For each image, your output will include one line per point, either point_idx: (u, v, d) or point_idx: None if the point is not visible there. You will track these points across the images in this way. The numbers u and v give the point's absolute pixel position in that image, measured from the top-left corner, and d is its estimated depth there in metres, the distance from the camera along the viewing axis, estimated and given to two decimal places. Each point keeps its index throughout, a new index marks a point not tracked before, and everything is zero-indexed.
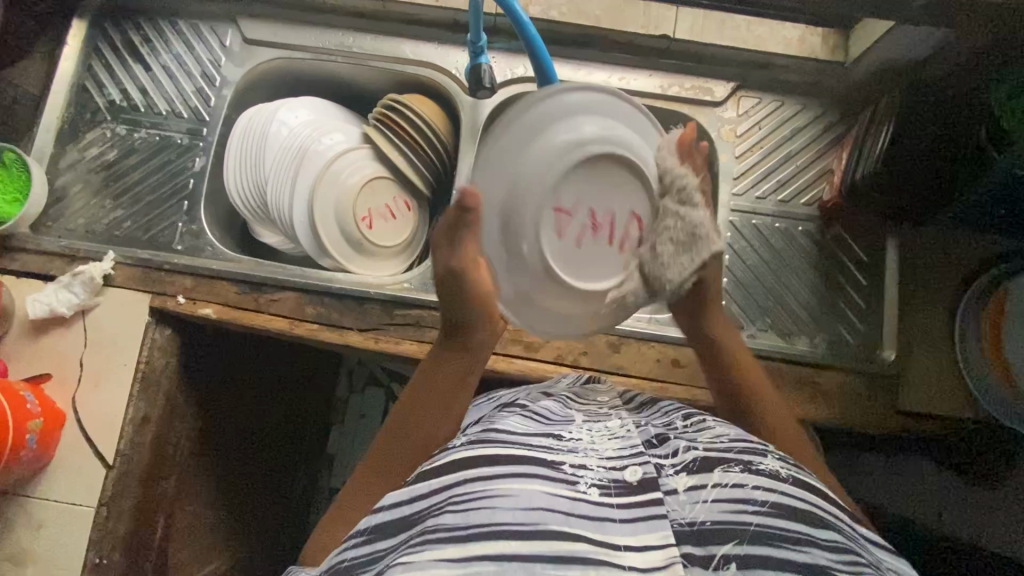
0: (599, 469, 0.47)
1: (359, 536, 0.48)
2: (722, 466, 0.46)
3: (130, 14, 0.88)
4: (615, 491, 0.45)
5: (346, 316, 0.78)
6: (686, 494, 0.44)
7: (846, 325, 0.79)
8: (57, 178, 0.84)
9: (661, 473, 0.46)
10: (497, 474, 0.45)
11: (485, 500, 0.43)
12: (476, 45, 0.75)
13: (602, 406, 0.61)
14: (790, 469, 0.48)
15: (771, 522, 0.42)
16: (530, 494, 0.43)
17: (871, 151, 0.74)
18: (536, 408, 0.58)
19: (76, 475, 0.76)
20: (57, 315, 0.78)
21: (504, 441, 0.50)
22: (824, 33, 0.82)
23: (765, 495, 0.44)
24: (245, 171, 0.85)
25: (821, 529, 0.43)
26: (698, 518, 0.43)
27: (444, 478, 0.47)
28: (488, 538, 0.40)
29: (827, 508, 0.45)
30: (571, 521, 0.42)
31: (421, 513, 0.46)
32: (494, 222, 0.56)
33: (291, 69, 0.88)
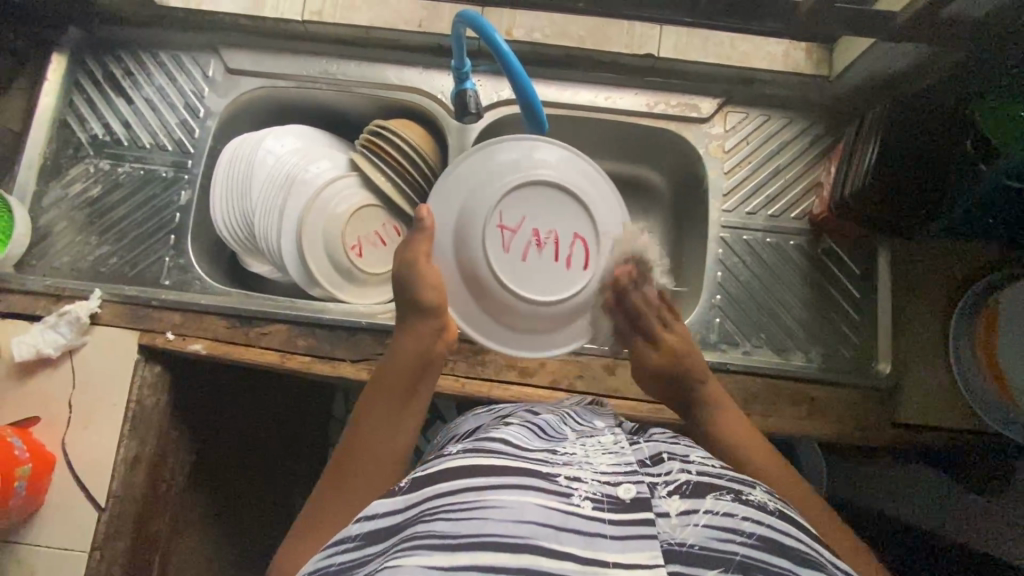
0: (593, 482, 0.45)
1: (349, 541, 0.46)
2: (714, 492, 0.45)
3: (110, 47, 0.88)
4: (608, 505, 0.43)
5: (338, 347, 0.77)
6: (678, 517, 0.43)
7: (840, 338, 0.79)
8: (41, 216, 0.83)
9: (654, 494, 0.45)
10: (493, 483, 0.43)
11: (478, 510, 0.41)
12: (460, 71, 0.75)
13: (596, 429, 0.58)
14: (778, 503, 0.47)
15: (757, 555, 0.41)
16: (523, 508, 0.41)
17: (861, 163, 0.73)
18: (530, 423, 0.56)
19: (68, 519, 0.74)
20: (44, 356, 0.76)
21: (499, 452, 0.47)
22: (807, 48, 0.83)
23: (754, 528, 0.43)
24: (231, 202, 0.84)
25: (804, 567, 0.42)
26: (688, 541, 0.42)
27: (437, 486, 0.44)
28: (477, 548, 0.39)
29: (811, 548, 0.44)
30: (561, 536, 0.40)
31: (410, 517, 0.44)
32: (446, 234, 0.66)
33: (275, 97, 0.88)
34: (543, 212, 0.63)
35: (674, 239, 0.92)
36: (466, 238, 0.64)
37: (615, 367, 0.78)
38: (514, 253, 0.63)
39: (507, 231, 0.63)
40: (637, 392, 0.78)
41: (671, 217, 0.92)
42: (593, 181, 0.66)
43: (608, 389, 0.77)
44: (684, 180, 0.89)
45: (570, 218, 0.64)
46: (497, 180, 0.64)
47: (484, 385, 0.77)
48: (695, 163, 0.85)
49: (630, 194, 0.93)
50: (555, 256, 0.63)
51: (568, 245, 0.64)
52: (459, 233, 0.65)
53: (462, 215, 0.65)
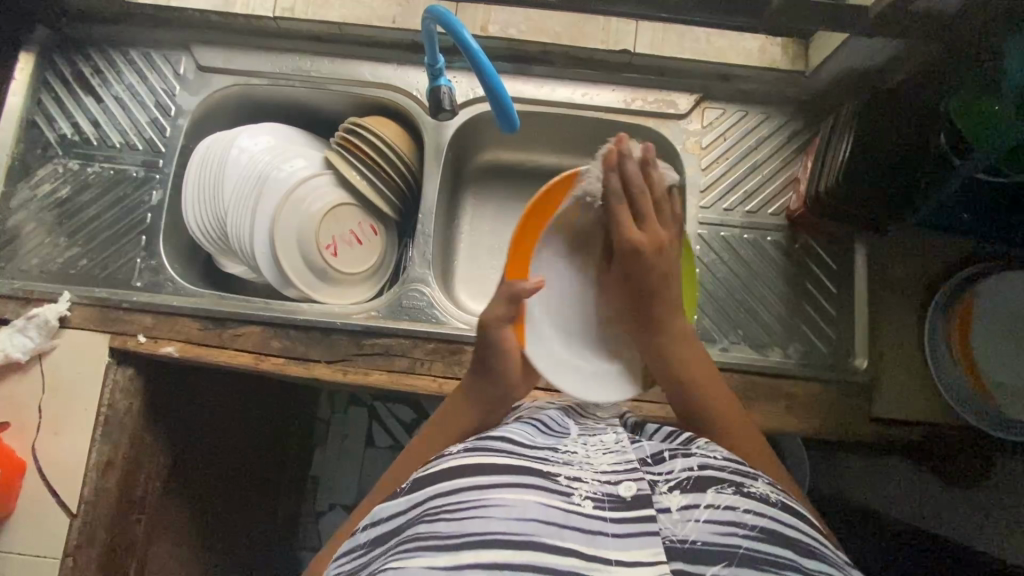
0: (593, 482, 0.45)
1: (358, 547, 0.47)
2: (715, 486, 0.46)
3: (78, 45, 0.86)
4: (609, 504, 0.44)
5: (313, 348, 0.76)
6: (680, 512, 0.44)
7: (817, 334, 0.79)
8: (9, 217, 0.82)
9: (655, 490, 0.46)
10: (493, 481, 0.44)
11: (479, 508, 0.42)
12: (434, 68, 0.74)
13: (599, 422, 0.59)
14: (778, 493, 0.48)
15: (759, 548, 0.43)
16: (526, 505, 0.43)
17: (835, 159, 0.72)
18: (535, 418, 0.56)
19: (39, 526, 0.73)
20: (11, 360, 0.75)
21: (502, 450, 0.47)
22: (784, 43, 0.82)
23: (755, 520, 0.44)
24: (202, 203, 0.82)
25: (804, 556, 0.43)
26: (690, 537, 0.43)
27: (439, 487, 0.45)
28: (480, 546, 0.40)
29: (810, 533, 0.46)
30: (564, 534, 0.42)
31: (412, 518, 0.45)
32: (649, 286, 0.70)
33: (248, 95, 0.86)
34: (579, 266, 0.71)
35: None
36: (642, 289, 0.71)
37: None
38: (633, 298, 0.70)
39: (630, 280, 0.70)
40: None
41: None
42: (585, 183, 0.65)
43: None
44: None
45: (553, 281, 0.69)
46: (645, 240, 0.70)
47: None
48: (673, 159, 0.85)
49: None
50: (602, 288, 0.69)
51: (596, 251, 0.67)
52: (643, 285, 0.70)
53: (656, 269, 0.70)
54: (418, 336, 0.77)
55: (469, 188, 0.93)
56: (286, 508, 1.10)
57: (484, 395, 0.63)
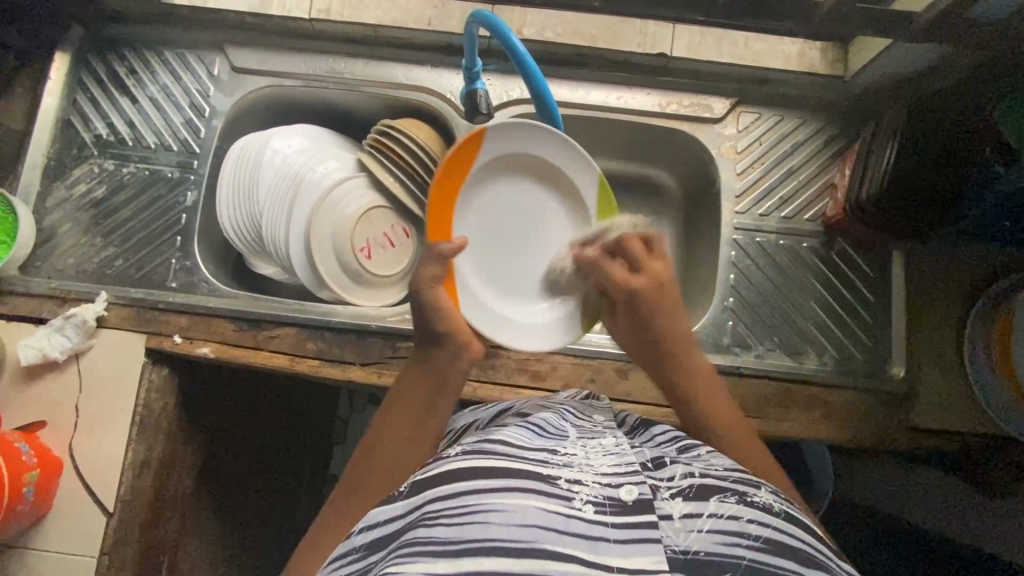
0: (594, 485, 0.45)
1: (354, 553, 0.46)
2: (718, 495, 0.45)
3: (114, 45, 0.86)
4: (610, 508, 0.43)
5: (348, 350, 0.76)
6: (681, 520, 0.43)
7: (853, 341, 0.78)
8: (46, 217, 0.82)
9: (656, 496, 0.44)
10: (496, 485, 0.43)
11: (480, 512, 0.41)
12: (471, 71, 0.74)
13: (596, 426, 0.57)
14: (784, 505, 0.47)
15: (763, 559, 0.41)
16: (526, 510, 0.41)
17: (878, 165, 0.71)
18: (530, 421, 0.55)
19: (75, 525, 0.74)
20: (49, 359, 0.75)
21: (499, 452, 0.47)
22: (823, 47, 0.81)
23: (759, 530, 0.43)
24: (237, 203, 0.82)
25: (811, 570, 0.42)
26: (692, 547, 0.41)
27: (441, 489, 0.44)
28: (480, 553, 0.39)
29: (816, 545, 0.44)
30: (564, 540, 0.40)
31: (410, 522, 0.44)
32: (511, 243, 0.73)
33: (281, 96, 0.86)
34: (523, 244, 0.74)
35: (686, 241, 0.92)
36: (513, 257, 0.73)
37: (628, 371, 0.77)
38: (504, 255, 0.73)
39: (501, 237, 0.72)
40: (650, 396, 0.76)
41: (682, 219, 0.92)
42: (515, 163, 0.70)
43: (622, 394, 0.76)
44: (696, 181, 0.88)
45: (485, 240, 0.72)
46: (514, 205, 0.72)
47: (494, 389, 0.76)
48: (707, 163, 0.84)
49: (641, 195, 0.94)
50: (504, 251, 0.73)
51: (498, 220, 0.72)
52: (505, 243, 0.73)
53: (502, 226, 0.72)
54: None
55: None
56: (307, 507, 1.10)
57: (437, 374, 0.64)
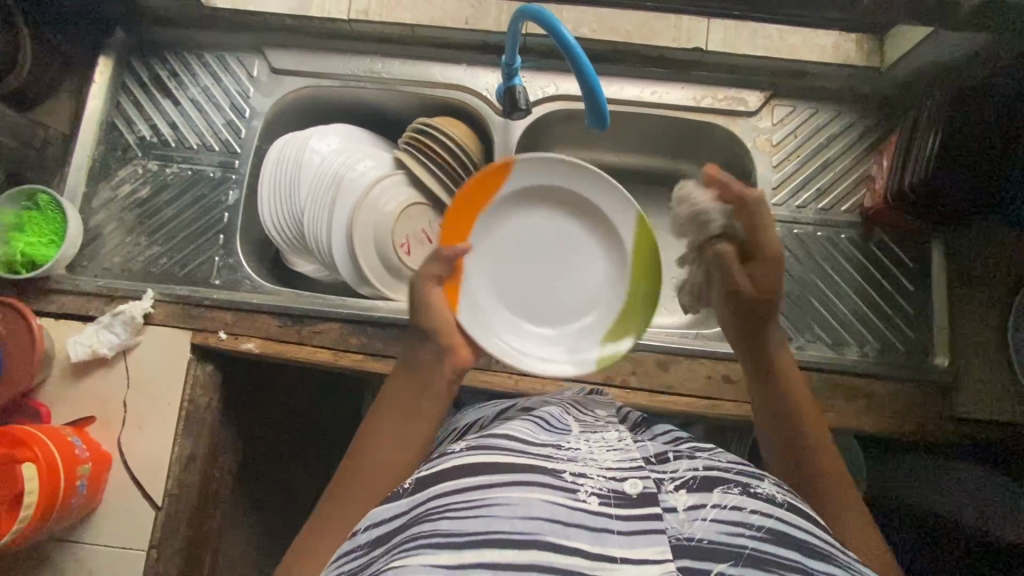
0: (599, 478, 0.45)
1: (359, 548, 0.45)
2: (722, 486, 0.46)
3: (156, 49, 0.88)
4: (614, 501, 0.43)
5: (391, 344, 0.77)
6: (686, 512, 0.43)
7: (894, 332, 0.78)
8: (92, 217, 0.84)
9: (660, 489, 0.45)
10: (498, 480, 0.43)
11: (484, 507, 0.41)
12: (510, 67, 0.75)
13: (598, 421, 0.58)
14: (786, 495, 0.47)
15: (765, 548, 0.42)
16: (531, 504, 0.41)
17: (921, 150, 0.72)
18: (534, 415, 0.55)
19: (124, 518, 0.75)
20: (99, 356, 0.77)
21: (502, 446, 0.47)
22: (858, 39, 0.82)
23: (761, 520, 0.43)
24: (279, 202, 0.84)
25: (812, 559, 0.42)
26: (696, 535, 0.42)
27: (443, 485, 0.44)
28: (484, 545, 0.39)
29: (816, 535, 0.45)
30: (568, 532, 0.40)
31: (414, 518, 0.44)
32: (528, 270, 0.74)
33: (318, 97, 0.88)
34: (546, 273, 0.74)
35: None
36: (520, 282, 0.74)
37: (669, 363, 0.77)
38: (514, 275, 0.74)
39: (518, 261, 0.74)
40: (692, 388, 0.76)
41: None
42: (584, 211, 0.74)
43: (664, 386, 0.76)
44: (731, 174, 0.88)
45: (495, 253, 0.73)
46: (553, 239, 0.74)
47: (535, 382, 0.77)
48: (742, 157, 0.85)
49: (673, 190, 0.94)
50: (520, 271, 0.74)
51: (525, 247, 0.74)
52: (522, 268, 0.74)
53: (534, 252, 0.74)
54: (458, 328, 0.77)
55: None
56: None
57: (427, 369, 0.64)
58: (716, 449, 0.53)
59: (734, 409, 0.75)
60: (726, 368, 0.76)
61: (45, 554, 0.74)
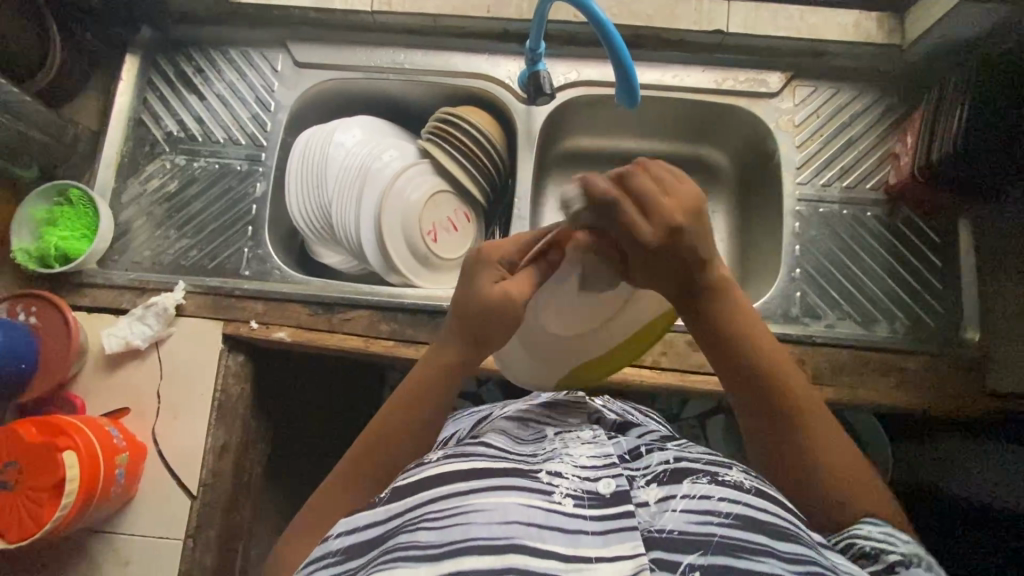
0: (573, 478, 0.43)
1: (331, 556, 0.43)
2: (691, 476, 0.44)
3: (181, 46, 0.89)
4: (589, 501, 0.42)
5: (421, 331, 0.77)
6: (656, 504, 0.42)
7: (924, 308, 0.78)
8: (121, 212, 0.85)
9: (632, 485, 0.44)
10: (473, 485, 0.42)
11: (460, 515, 0.40)
12: (534, 53, 0.76)
13: (573, 421, 0.55)
14: (756, 481, 0.45)
15: (736, 535, 0.40)
16: (505, 508, 0.40)
17: (949, 125, 0.71)
18: (505, 424, 0.53)
19: (159, 509, 0.75)
20: (132, 348, 0.78)
21: (482, 454, 0.46)
22: (879, 18, 0.81)
23: (731, 507, 0.41)
24: (306, 193, 0.85)
25: (785, 542, 0.40)
26: (667, 527, 0.40)
27: (416, 496, 0.43)
28: (460, 553, 0.38)
29: (793, 518, 0.43)
30: (544, 535, 0.39)
31: (392, 528, 0.42)
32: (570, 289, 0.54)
33: (341, 89, 0.89)
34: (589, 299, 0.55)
35: (744, 218, 0.92)
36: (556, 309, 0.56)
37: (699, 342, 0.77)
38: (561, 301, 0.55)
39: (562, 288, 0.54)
40: None
41: (738, 194, 0.93)
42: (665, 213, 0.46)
43: (695, 364, 0.76)
44: (754, 156, 0.89)
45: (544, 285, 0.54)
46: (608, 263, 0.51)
47: None
48: (765, 137, 0.85)
49: (694, 174, 0.95)
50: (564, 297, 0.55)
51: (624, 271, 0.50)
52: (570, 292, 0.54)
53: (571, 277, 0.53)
54: None
55: (551, 176, 0.95)
56: None
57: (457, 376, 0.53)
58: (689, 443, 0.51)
59: None
60: None
61: (81, 545, 0.75)
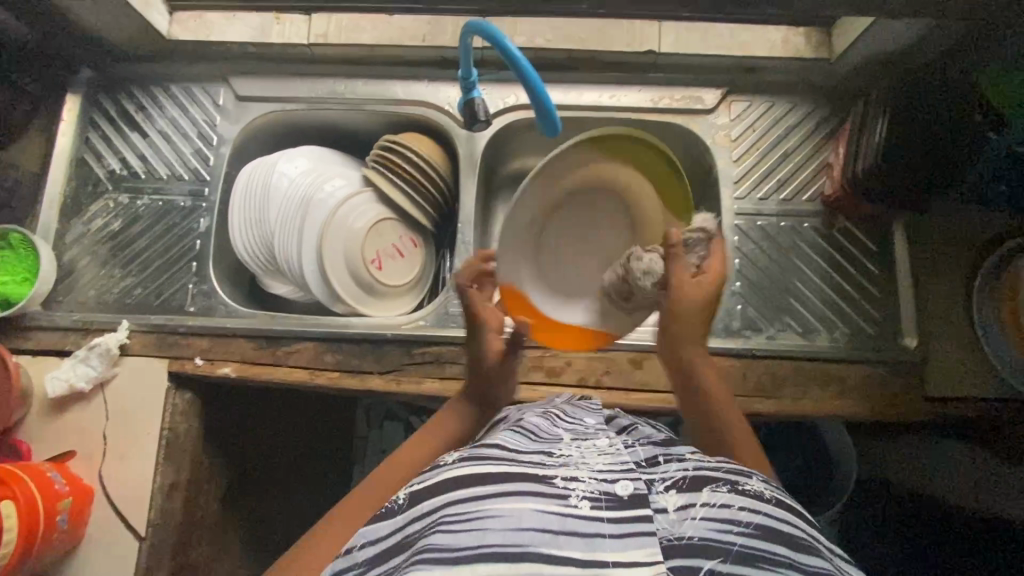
0: (590, 481, 0.43)
1: (350, 566, 0.43)
2: (710, 484, 0.43)
3: (123, 84, 0.89)
4: (606, 503, 0.41)
5: (366, 360, 0.78)
6: (676, 512, 0.42)
7: (863, 315, 0.80)
8: (65, 253, 0.84)
9: (650, 490, 0.43)
10: (487, 490, 0.41)
11: (477, 520, 0.39)
12: (468, 81, 0.76)
13: (591, 429, 0.56)
14: (776, 491, 0.45)
15: (755, 545, 0.39)
16: (522, 514, 0.39)
17: (870, 141, 0.74)
18: (523, 426, 0.54)
19: (107, 551, 0.75)
20: (76, 390, 0.77)
21: (499, 457, 0.45)
22: (807, 33, 0.83)
23: (751, 516, 0.41)
24: (250, 226, 0.85)
25: (803, 554, 0.40)
26: (685, 535, 0.40)
27: (430, 500, 0.42)
28: (481, 559, 0.37)
29: (811, 531, 0.43)
30: (561, 541, 0.39)
31: (408, 534, 0.42)
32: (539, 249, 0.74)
33: (285, 120, 0.89)
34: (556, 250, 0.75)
35: None
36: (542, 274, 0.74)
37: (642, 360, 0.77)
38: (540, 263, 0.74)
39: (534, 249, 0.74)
40: (664, 383, 0.76)
41: None
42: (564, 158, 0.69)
43: (638, 383, 0.77)
44: (695, 171, 0.90)
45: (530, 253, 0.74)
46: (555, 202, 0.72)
47: None
48: (703, 153, 0.87)
49: None
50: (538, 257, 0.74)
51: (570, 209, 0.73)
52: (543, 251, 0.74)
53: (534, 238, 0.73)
54: (423, 341, 0.78)
55: (501, 197, 0.96)
56: None
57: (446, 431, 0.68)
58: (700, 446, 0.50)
59: None
60: None
61: None
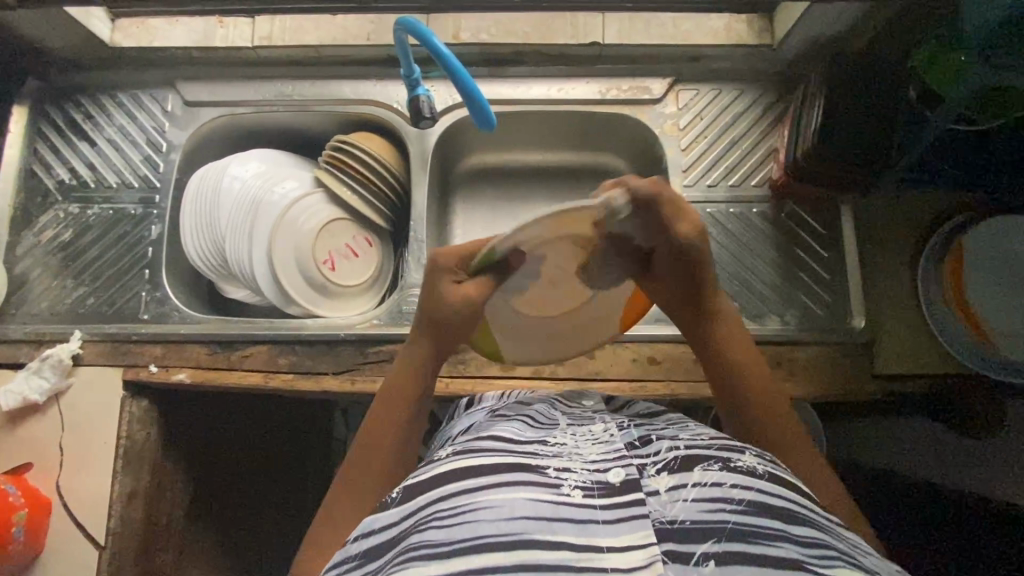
0: (582, 472, 0.44)
1: (350, 560, 0.45)
2: (701, 463, 0.44)
3: (69, 92, 0.89)
4: (598, 491, 0.42)
5: (321, 361, 0.78)
6: (668, 493, 0.42)
7: (812, 297, 0.80)
8: (16, 265, 0.84)
9: (643, 474, 0.43)
10: (482, 483, 0.42)
11: (470, 512, 0.40)
12: (411, 78, 0.77)
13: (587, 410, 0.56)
14: (768, 465, 0.45)
15: (748, 522, 0.40)
16: (514, 503, 0.40)
17: (807, 127, 0.75)
18: (522, 413, 0.54)
19: (67, 562, 0.74)
20: (29, 402, 0.77)
21: (492, 449, 0.46)
22: (748, 20, 0.84)
23: (743, 493, 0.42)
24: (201, 232, 0.85)
25: (794, 526, 0.41)
26: (678, 517, 0.41)
27: (424, 496, 0.44)
28: (475, 551, 0.38)
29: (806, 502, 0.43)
30: (555, 527, 0.39)
31: (406, 528, 0.43)
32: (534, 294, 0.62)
33: (235, 124, 0.89)
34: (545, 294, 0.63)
35: None
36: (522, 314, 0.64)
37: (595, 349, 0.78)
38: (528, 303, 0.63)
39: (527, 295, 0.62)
40: (619, 372, 0.77)
41: None
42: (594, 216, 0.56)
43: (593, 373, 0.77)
44: (647, 161, 0.91)
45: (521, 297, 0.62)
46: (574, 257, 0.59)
47: (467, 383, 0.77)
48: (653, 143, 0.87)
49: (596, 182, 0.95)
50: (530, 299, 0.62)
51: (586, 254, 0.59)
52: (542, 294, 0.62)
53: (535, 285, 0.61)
54: (376, 339, 0.78)
55: (458, 193, 0.95)
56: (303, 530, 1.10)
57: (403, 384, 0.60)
58: (692, 426, 0.51)
59: (662, 388, 0.76)
60: (653, 350, 0.78)
61: None
